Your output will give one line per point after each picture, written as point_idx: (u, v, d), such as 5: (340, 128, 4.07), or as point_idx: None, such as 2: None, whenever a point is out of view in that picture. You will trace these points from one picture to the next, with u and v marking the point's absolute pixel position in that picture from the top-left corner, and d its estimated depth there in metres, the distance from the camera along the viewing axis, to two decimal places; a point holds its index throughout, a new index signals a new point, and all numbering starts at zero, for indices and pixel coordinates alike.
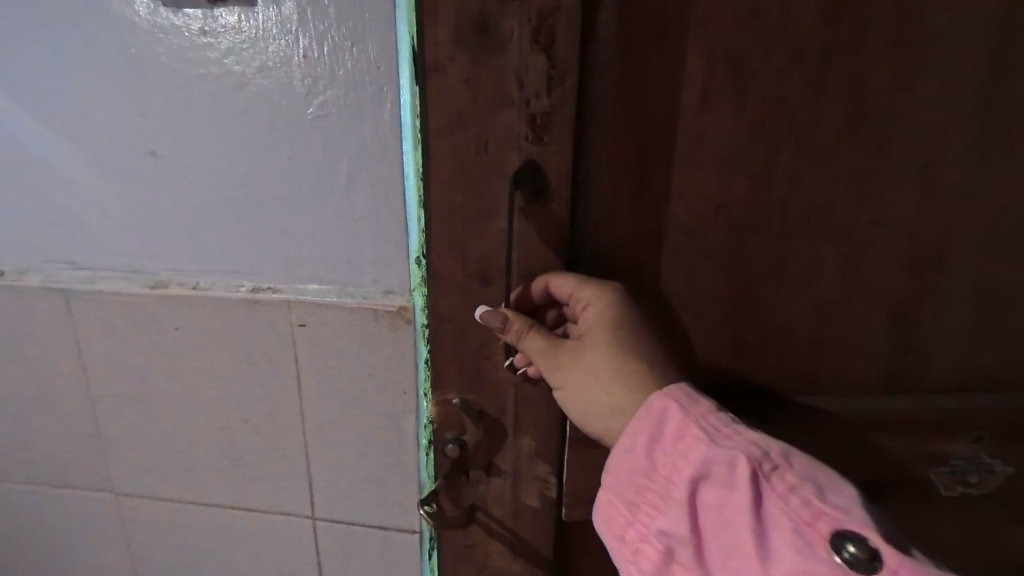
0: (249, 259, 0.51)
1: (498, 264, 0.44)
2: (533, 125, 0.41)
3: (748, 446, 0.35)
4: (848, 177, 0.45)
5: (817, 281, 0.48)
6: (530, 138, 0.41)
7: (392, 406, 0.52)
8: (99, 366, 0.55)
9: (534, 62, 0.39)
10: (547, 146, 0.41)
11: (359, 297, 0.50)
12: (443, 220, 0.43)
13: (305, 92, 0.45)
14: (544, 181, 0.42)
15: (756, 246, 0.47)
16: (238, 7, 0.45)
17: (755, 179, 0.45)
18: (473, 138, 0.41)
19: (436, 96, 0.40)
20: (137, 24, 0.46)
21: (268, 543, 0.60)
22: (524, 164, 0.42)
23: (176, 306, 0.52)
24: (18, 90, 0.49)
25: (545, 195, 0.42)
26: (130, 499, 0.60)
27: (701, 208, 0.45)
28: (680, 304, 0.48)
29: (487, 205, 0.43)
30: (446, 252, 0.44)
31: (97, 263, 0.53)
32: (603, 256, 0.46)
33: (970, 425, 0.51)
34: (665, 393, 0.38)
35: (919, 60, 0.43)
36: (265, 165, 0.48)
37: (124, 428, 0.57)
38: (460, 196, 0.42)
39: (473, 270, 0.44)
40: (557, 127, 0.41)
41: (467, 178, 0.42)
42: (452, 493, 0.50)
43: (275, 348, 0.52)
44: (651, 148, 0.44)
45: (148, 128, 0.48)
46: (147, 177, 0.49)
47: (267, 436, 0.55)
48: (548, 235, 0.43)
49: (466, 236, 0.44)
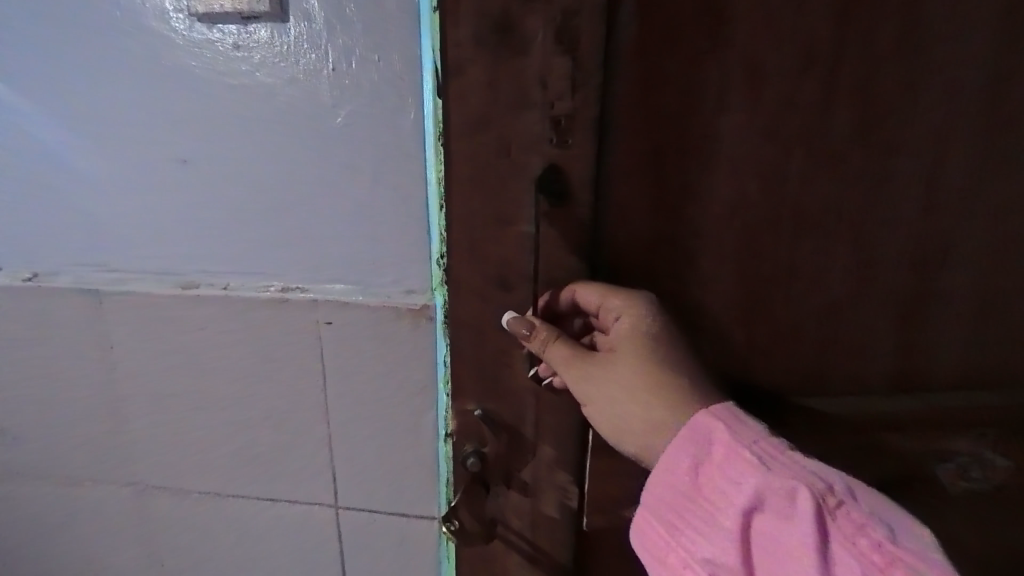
0: (278, 260, 0.53)
1: (516, 264, 0.47)
2: (557, 127, 0.43)
3: (811, 481, 0.36)
4: (855, 179, 0.48)
5: (829, 283, 0.51)
6: (553, 140, 0.44)
7: (416, 400, 0.54)
8: (129, 362, 0.58)
9: (558, 62, 0.42)
10: (569, 149, 0.44)
11: (382, 296, 0.52)
12: (465, 227, 0.46)
13: (333, 102, 0.48)
14: (565, 182, 0.44)
15: (769, 245, 0.50)
16: (270, 22, 0.47)
17: (768, 181, 0.48)
18: (497, 141, 0.44)
19: (458, 99, 0.43)
20: (174, 40, 0.49)
21: (291, 532, 0.62)
22: (546, 167, 0.44)
23: (206, 305, 0.54)
24: (59, 102, 0.52)
25: (566, 196, 0.45)
26: (155, 492, 0.63)
27: (716, 208, 0.48)
28: (697, 299, 0.51)
29: (509, 207, 0.45)
30: (467, 251, 0.47)
31: (127, 265, 0.56)
32: (624, 256, 0.49)
33: (973, 420, 0.55)
34: (717, 419, 0.40)
35: (927, 65, 0.46)
36: (294, 171, 0.50)
37: (151, 422, 0.60)
38: (482, 199, 0.45)
39: (491, 270, 0.47)
40: (580, 131, 0.44)
41: (490, 179, 0.45)
42: (475, 505, 0.53)
43: (301, 345, 0.54)
44: (671, 152, 0.47)
45: (182, 137, 0.51)
46: (179, 182, 0.52)
47: (292, 429, 0.58)
48: (569, 234, 0.46)
49: (486, 239, 0.46)
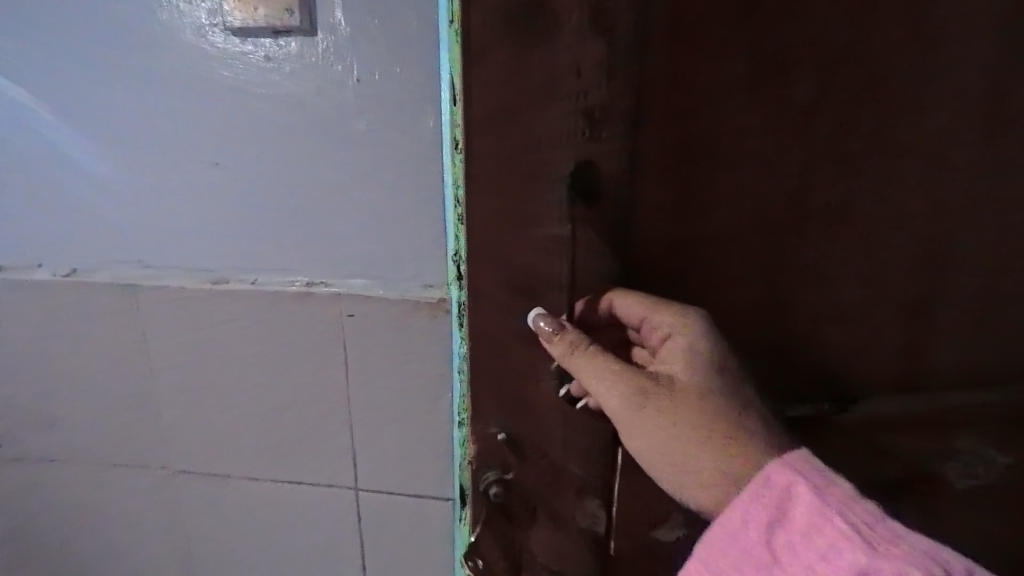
0: (303, 257, 0.57)
1: (541, 268, 0.43)
2: (590, 119, 0.40)
3: (922, 560, 0.31)
4: (884, 174, 0.44)
5: (843, 290, 0.46)
6: (586, 132, 0.40)
7: (432, 387, 0.58)
8: (162, 352, 0.62)
9: (593, 47, 0.38)
10: (603, 142, 0.41)
11: (402, 291, 0.56)
12: (485, 228, 0.42)
13: (359, 111, 0.52)
14: (596, 180, 0.41)
15: (790, 247, 0.45)
16: (299, 36, 0.51)
17: (787, 177, 0.44)
18: (525, 133, 0.40)
19: (479, 85, 0.38)
20: (209, 53, 0.52)
21: (312, 513, 0.66)
22: (577, 164, 0.41)
23: (236, 299, 0.58)
24: (100, 110, 0.55)
25: (597, 194, 0.42)
26: (184, 476, 0.66)
27: (732, 207, 0.44)
28: (713, 305, 0.47)
29: (530, 207, 0.42)
30: (488, 255, 0.43)
31: (161, 262, 0.59)
32: (638, 263, 0.45)
33: (995, 427, 0.49)
34: (795, 473, 0.37)
35: (966, 44, 0.41)
36: (319, 174, 0.54)
37: (181, 409, 0.64)
38: (503, 198, 0.41)
39: (518, 277, 0.43)
40: (612, 123, 0.40)
41: (516, 175, 0.41)
42: (501, 539, 0.51)
43: (325, 337, 0.58)
44: (683, 145, 0.43)
45: (215, 142, 0.54)
46: (211, 184, 0.56)
47: (315, 415, 0.61)
48: (597, 234, 0.43)
49: (511, 241, 0.42)
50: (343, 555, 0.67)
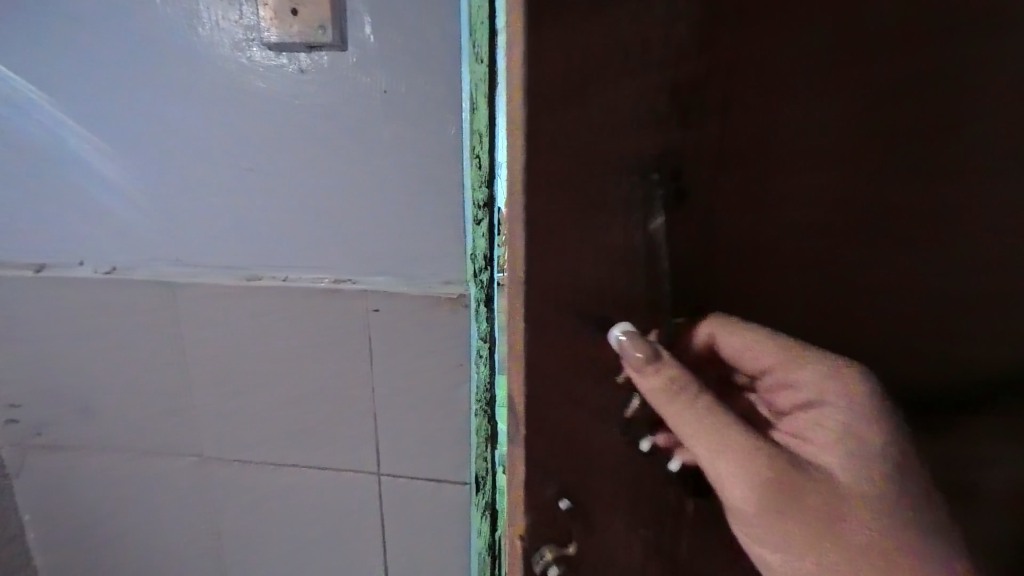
0: (332, 255, 0.61)
1: (610, 278, 0.35)
2: (675, 97, 0.33)
3: None
4: (995, 161, 0.36)
5: (944, 294, 0.38)
6: (667, 115, 0.33)
7: (452, 377, 0.62)
8: (197, 345, 0.66)
9: (679, 14, 0.31)
10: (682, 127, 0.34)
11: (423, 286, 0.60)
12: (543, 226, 0.33)
13: (385, 119, 0.56)
14: (674, 173, 0.34)
15: (888, 244, 0.38)
16: (331, 50, 0.55)
17: (887, 162, 0.36)
18: (595, 109, 0.32)
19: (543, 45, 0.30)
20: (247, 66, 0.56)
21: (337, 497, 0.70)
22: (655, 152, 0.34)
23: (268, 295, 0.62)
24: (145, 120, 0.60)
25: (671, 190, 0.35)
26: (216, 462, 0.71)
27: (825, 194, 0.37)
28: (797, 311, 0.39)
29: (602, 199, 0.33)
30: (547, 257, 0.34)
31: (199, 261, 0.64)
32: (723, 260, 0.37)
33: None
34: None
35: None
36: (348, 178, 0.58)
37: (214, 398, 0.68)
38: (568, 188, 0.33)
39: (585, 290, 0.35)
40: (697, 107, 0.34)
41: (584, 164, 0.32)
42: None
43: (351, 330, 0.62)
44: (768, 115, 0.35)
45: (250, 149, 0.59)
46: (247, 188, 0.60)
47: (341, 405, 0.65)
48: (670, 235, 0.35)
49: (571, 242, 0.34)
50: (365, 537, 0.71)
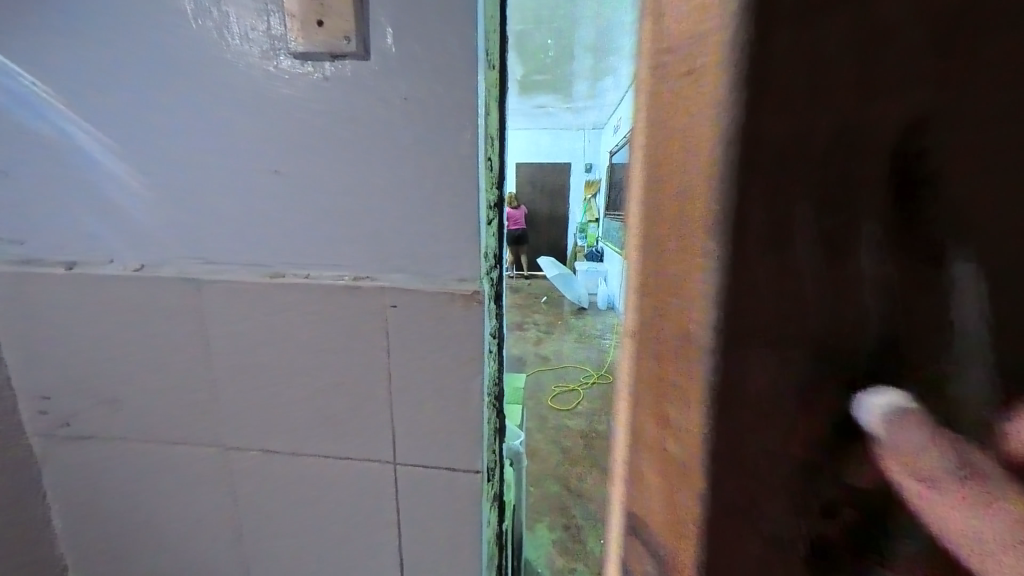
0: (351, 254, 0.64)
1: (838, 280, 0.28)
2: (934, 33, 0.25)
3: None
4: None
5: None
6: (934, 51, 0.25)
7: (466, 371, 0.65)
8: (221, 339, 0.69)
9: None
10: (940, 64, 0.25)
11: (439, 283, 0.63)
12: (762, 202, 0.28)
13: (404, 125, 0.59)
14: (927, 130, 0.26)
15: None
16: (352, 59, 0.57)
17: None
18: (813, 52, 0.26)
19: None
20: (273, 74, 0.59)
21: (353, 485, 0.73)
22: (903, 106, 0.26)
23: (290, 291, 0.65)
24: (174, 124, 0.63)
25: (915, 154, 0.26)
26: (238, 451, 0.74)
27: None
28: None
29: (838, 166, 0.27)
30: (749, 270, 0.29)
31: (223, 258, 0.67)
32: (948, 230, 0.26)
33: None
34: None
35: None
36: (368, 180, 0.61)
37: (237, 390, 0.71)
38: (777, 153, 0.27)
39: (786, 310, 0.29)
40: (944, 37, 0.25)
41: (792, 112, 0.27)
42: None
43: (369, 325, 0.65)
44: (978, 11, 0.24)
45: (275, 152, 0.62)
46: (271, 189, 0.63)
47: (359, 397, 0.68)
48: (896, 212, 0.27)
49: (794, 213, 0.28)
50: (380, 525, 0.74)
